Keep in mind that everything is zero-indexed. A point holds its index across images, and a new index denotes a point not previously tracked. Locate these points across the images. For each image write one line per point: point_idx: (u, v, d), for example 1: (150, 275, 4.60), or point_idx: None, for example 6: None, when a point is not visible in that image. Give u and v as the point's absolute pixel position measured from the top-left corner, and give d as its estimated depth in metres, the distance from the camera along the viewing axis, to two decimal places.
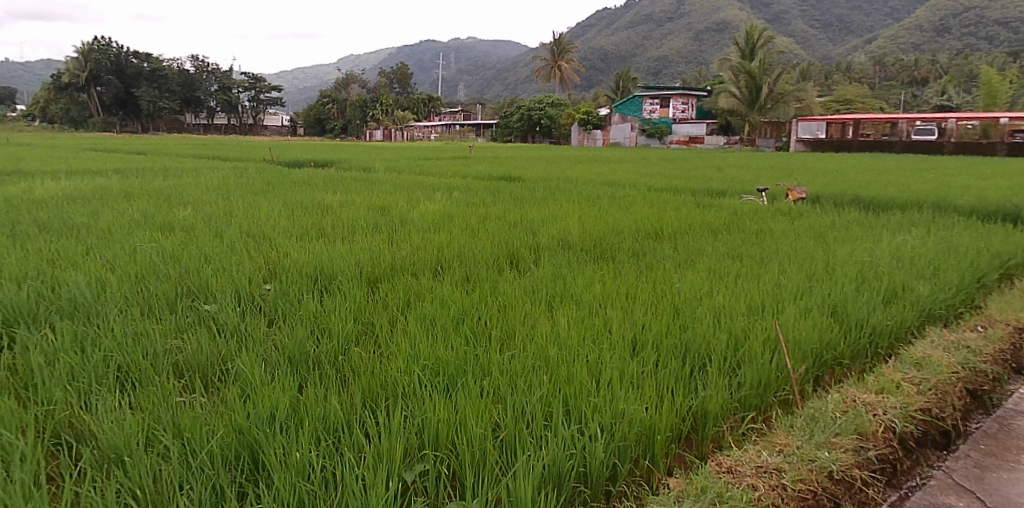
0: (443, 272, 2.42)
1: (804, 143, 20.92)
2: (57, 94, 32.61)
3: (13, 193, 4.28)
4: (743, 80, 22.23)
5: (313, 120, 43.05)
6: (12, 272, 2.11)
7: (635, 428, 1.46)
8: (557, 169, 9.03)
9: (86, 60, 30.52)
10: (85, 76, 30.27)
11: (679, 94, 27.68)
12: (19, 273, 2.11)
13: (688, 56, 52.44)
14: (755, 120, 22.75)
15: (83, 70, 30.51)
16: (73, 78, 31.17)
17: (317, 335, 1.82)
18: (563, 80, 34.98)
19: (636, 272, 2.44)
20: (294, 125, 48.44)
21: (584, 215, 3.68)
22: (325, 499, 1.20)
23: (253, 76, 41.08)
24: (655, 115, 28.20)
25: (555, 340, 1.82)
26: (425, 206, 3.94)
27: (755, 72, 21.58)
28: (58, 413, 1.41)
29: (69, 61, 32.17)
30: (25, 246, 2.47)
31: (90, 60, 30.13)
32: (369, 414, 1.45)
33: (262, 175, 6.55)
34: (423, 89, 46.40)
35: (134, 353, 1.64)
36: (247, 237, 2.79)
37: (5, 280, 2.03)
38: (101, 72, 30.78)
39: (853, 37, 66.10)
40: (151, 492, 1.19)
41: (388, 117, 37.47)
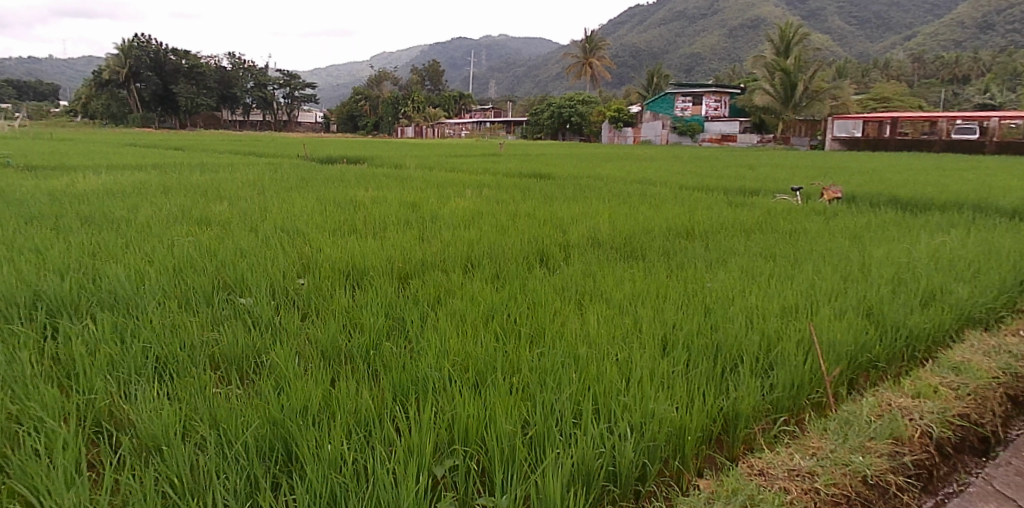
0: (474, 268, 2.42)
1: (839, 142, 20.55)
2: (98, 91, 33.47)
3: (54, 187, 4.36)
4: (778, 77, 21.98)
5: (345, 117, 43.56)
6: (55, 265, 2.16)
7: (665, 428, 1.45)
8: (589, 167, 8.97)
9: (126, 57, 31.30)
10: (125, 73, 31.05)
11: (712, 92, 27.51)
12: (61, 266, 2.17)
13: (720, 54, 52.03)
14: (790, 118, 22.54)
15: (123, 68, 31.29)
16: (113, 75, 32.02)
17: (349, 329, 1.84)
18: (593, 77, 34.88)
19: (666, 271, 2.42)
20: (327, 123, 49.02)
21: (615, 213, 3.66)
22: (357, 492, 1.21)
23: (287, 73, 41.63)
24: (688, 114, 28.41)
25: (585, 338, 1.80)
26: (455, 203, 3.94)
27: (789, 69, 21.27)
28: (98, 402, 1.44)
29: (111, 59, 33.11)
30: (67, 239, 2.53)
31: (130, 57, 30.84)
32: (400, 410, 1.47)
33: (294, 171, 6.61)
34: (454, 88, 46.63)
35: (172, 344, 1.68)
36: (281, 233, 2.82)
37: (49, 272, 2.09)
38: (141, 69, 31.57)
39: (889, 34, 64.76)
40: (188, 481, 1.22)
41: (418, 114, 37.66)
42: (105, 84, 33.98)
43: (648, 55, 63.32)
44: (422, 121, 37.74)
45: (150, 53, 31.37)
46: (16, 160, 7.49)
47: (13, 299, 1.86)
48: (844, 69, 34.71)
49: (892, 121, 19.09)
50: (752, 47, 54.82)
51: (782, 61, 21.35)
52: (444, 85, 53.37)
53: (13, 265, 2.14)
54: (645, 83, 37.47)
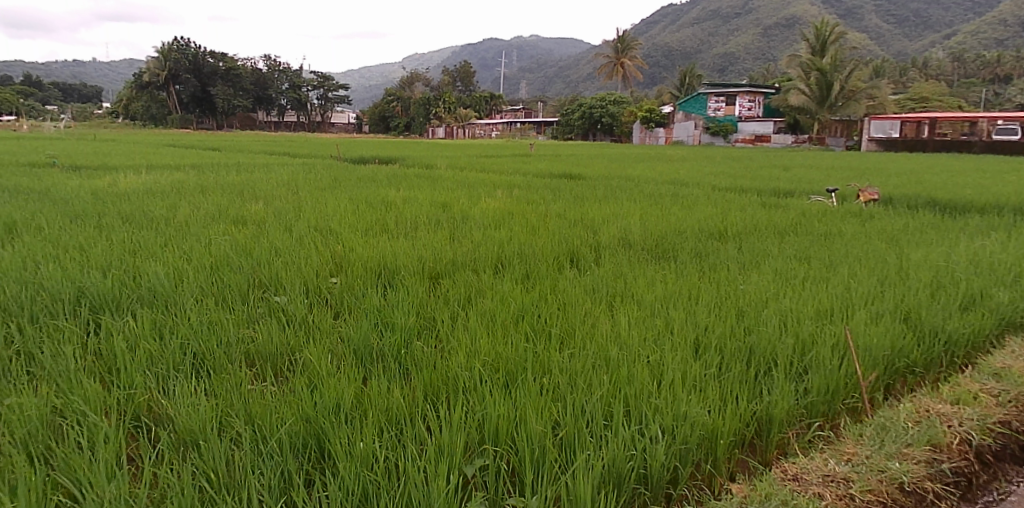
0: (504, 269, 2.43)
1: (876, 143, 20.18)
2: (140, 93, 34.68)
3: (97, 186, 4.51)
4: (813, 77, 21.67)
5: (377, 118, 44.03)
6: (97, 262, 2.22)
7: (696, 432, 1.43)
8: (621, 167, 8.94)
9: (166, 59, 32.41)
10: (166, 74, 32.17)
11: (745, 92, 27.18)
12: (104, 262, 2.23)
13: (751, 54, 51.63)
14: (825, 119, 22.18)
15: (163, 70, 32.42)
16: (154, 77, 33.15)
17: (380, 328, 1.85)
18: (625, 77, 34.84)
19: (698, 273, 2.40)
20: (359, 125, 49.78)
21: (645, 214, 3.64)
22: (388, 489, 1.22)
23: (322, 75, 42.42)
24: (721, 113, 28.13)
25: (616, 340, 1.79)
26: (486, 203, 3.96)
27: (825, 69, 20.96)
28: (138, 396, 1.48)
29: (151, 61, 34.06)
30: (109, 236, 2.60)
31: (170, 59, 31.93)
32: (431, 409, 1.47)
33: (328, 171, 6.72)
34: (484, 89, 47.00)
35: (209, 341, 1.71)
36: (315, 232, 2.86)
37: (92, 269, 2.15)
38: (180, 71, 32.72)
39: (928, 33, 63.38)
40: (224, 475, 1.24)
41: (450, 115, 38.10)
42: (146, 86, 34.98)
43: (678, 55, 62.80)
44: (453, 121, 37.96)
45: (189, 56, 32.53)
46: (64, 159, 7.75)
47: (58, 294, 1.91)
48: (880, 68, 34.09)
49: (930, 122, 18.71)
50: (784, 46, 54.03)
51: (818, 61, 21.06)
52: (475, 85, 53.63)
53: (59, 262, 2.20)
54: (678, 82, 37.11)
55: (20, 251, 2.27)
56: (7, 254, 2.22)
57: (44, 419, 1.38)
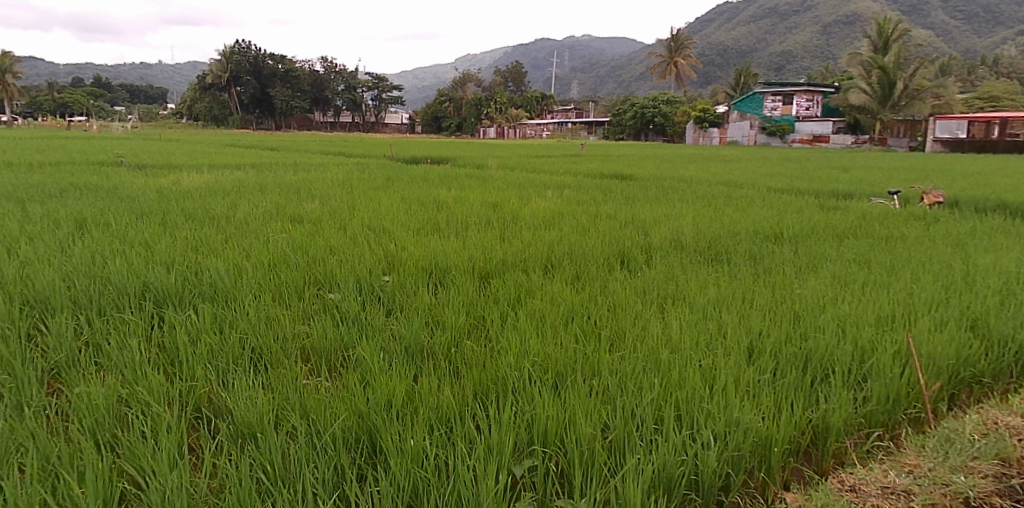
0: (554, 269, 2.42)
1: (942, 143, 19.39)
2: (204, 94, 36.29)
3: (162, 185, 4.67)
4: (875, 76, 20.98)
5: (429, 118, 44.58)
6: (161, 258, 2.30)
7: (750, 438, 1.40)
8: (674, 168, 8.81)
9: (228, 62, 33.86)
10: (228, 76, 33.60)
11: (803, 90, 26.42)
12: (167, 258, 2.31)
13: (806, 52, 50.45)
14: (887, 118, 21.41)
15: (226, 72, 33.87)
16: (217, 79, 34.66)
17: (431, 326, 1.87)
18: (679, 76, 34.44)
19: (752, 276, 2.35)
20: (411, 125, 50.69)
21: (699, 215, 3.59)
22: (438, 487, 1.23)
23: (376, 76, 43.35)
24: (777, 113, 27.32)
25: (667, 343, 1.77)
26: (536, 203, 3.97)
27: (888, 67, 20.28)
28: (198, 389, 1.52)
29: (213, 63, 35.43)
30: (173, 233, 2.70)
31: (232, 61, 33.31)
32: (480, 408, 1.48)
33: (381, 171, 6.79)
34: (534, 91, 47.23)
35: (266, 336, 1.75)
36: (368, 231, 2.90)
37: (157, 264, 2.23)
38: (241, 73, 34.21)
39: (998, 29, 60.70)
40: (280, 468, 1.27)
41: (501, 116, 38.47)
42: (208, 87, 36.43)
43: (729, 54, 61.87)
44: (503, 121, 38.11)
45: (250, 58, 33.97)
46: (133, 158, 8.10)
47: (124, 289, 1.99)
48: (945, 66, 32.79)
49: (1001, 121, 17.91)
50: (839, 44, 52.45)
51: (881, 59, 20.39)
52: (524, 85, 53.74)
53: (125, 258, 2.29)
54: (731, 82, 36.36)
55: (89, 247, 2.37)
56: (78, 249, 2.32)
57: (110, 409, 1.44)
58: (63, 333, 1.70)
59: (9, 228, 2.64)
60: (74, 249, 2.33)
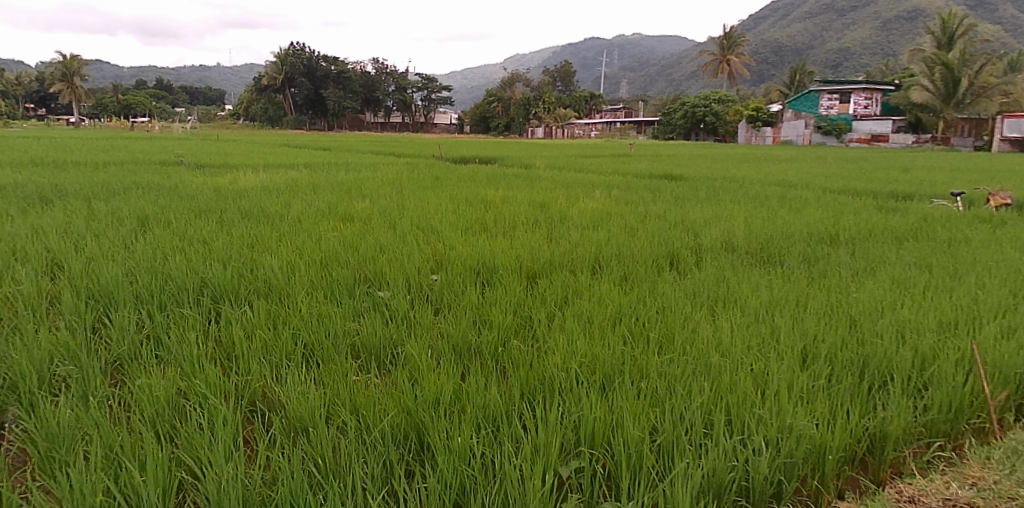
0: (602, 269, 2.41)
1: (1009, 142, 18.48)
2: (259, 96, 37.63)
3: (220, 184, 4.80)
4: (938, 73, 20.19)
5: (477, 117, 44.85)
6: (218, 255, 2.37)
7: (803, 445, 1.37)
8: (726, 167, 8.64)
9: (284, 64, 34.95)
10: (283, 78, 34.74)
11: (862, 88, 25.67)
12: (224, 255, 2.37)
13: (864, 50, 48.94)
14: (950, 117, 20.54)
15: (281, 74, 35.00)
16: (272, 81, 35.85)
17: (479, 325, 1.87)
18: (732, 74, 33.92)
19: (806, 279, 2.29)
20: (459, 126, 51.21)
21: (751, 216, 3.54)
22: (485, 486, 1.24)
23: (427, 77, 43.93)
24: (834, 111, 26.71)
25: (717, 346, 1.74)
26: (584, 203, 3.96)
27: (952, 63, 19.51)
28: (253, 383, 1.56)
29: (269, 65, 36.61)
30: (230, 231, 2.77)
31: (287, 64, 34.38)
32: (527, 407, 1.48)
33: (430, 171, 6.84)
34: (582, 90, 47.14)
35: (318, 332, 1.79)
36: (417, 230, 2.92)
37: (214, 261, 2.29)
38: (295, 75, 35.34)
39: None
40: (330, 462, 1.29)
41: (549, 115, 38.56)
42: (265, 89, 37.62)
43: (782, 51, 60.56)
44: (551, 121, 38.05)
45: (304, 60, 35.03)
46: (190, 158, 8.37)
47: (184, 284, 2.06)
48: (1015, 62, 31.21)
49: None
50: (898, 39, 50.57)
51: (944, 55, 19.64)
52: (572, 85, 53.61)
53: (184, 255, 2.36)
54: (785, 81, 35.57)
55: (151, 244, 2.45)
56: (140, 246, 2.41)
57: (169, 400, 1.49)
58: (126, 326, 1.77)
59: (77, 225, 2.75)
60: (137, 246, 2.42)
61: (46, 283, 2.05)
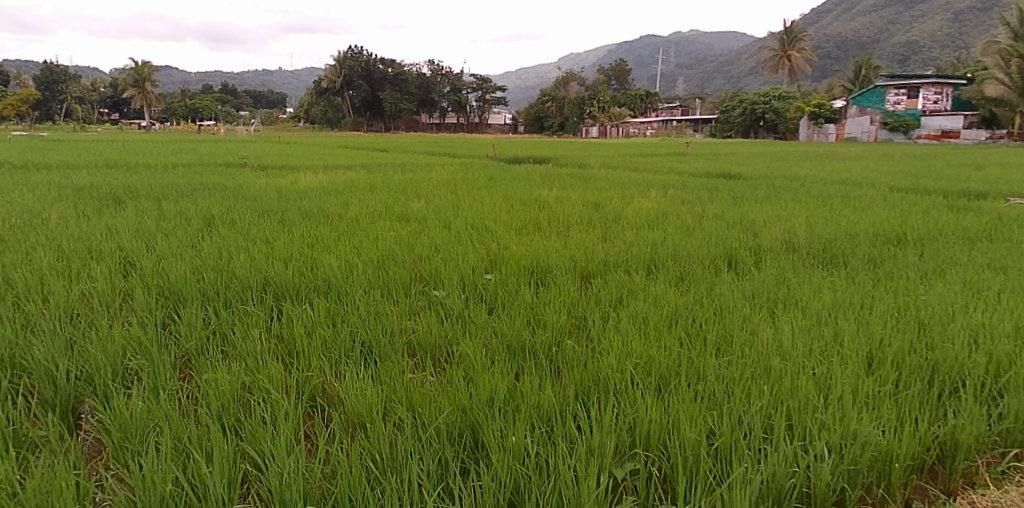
0: (657, 269, 2.38)
1: None
2: (320, 99, 38.94)
3: (282, 185, 4.94)
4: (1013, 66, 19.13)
5: (533, 117, 44.80)
6: (279, 254, 2.43)
7: (868, 452, 1.33)
8: (791, 166, 8.37)
9: (343, 67, 36.01)
10: (343, 81, 35.83)
11: (931, 83, 24.73)
12: (286, 254, 2.44)
13: (934, 42, 46.88)
14: None
15: (341, 77, 36.07)
16: (332, 84, 36.98)
17: (533, 325, 1.88)
18: (792, 70, 33.10)
19: (872, 281, 2.22)
20: (514, 126, 51.55)
21: (813, 215, 3.44)
22: (539, 485, 1.24)
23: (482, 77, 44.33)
24: (902, 108, 25.75)
25: (777, 348, 1.70)
26: (639, 203, 3.91)
27: None
28: (313, 378, 1.60)
29: (329, 69, 37.68)
30: (291, 231, 2.85)
31: (346, 67, 35.39)
32: (581, 407, 1.48)
33: (485, 170, 6.91)
34: (638, 90, 46.83)
35: (375, 329, 1.82)
36: (472, 230, 2.94)
37: (275, 259, 2.36)
38: (354, 78, 36.36)
39: None
40: (388, 458, 1.32)
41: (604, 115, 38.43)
42: (325, 91, 38.71)
43: (845, 45, 58.69)
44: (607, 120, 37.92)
45: (362, 64, 36.03)
46: (255, 159, 8.70)
47: (247, 283, 2.13)
48: None
49: None
50: (972, 31, 48.19)
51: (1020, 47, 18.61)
52: (626, 83, 53.05)
53: (248, 253, 2.43)
54: (850, 76, 34.42)
55: (217, 243, 2.54)
56: (207, 245, 2.50)
57: (235, 394, 1.54)
58: (194, 321, 1.85)
59: (148, 225, 2.87)
60: (204, 245, 2.51)
61: (120, 280, 2.14)
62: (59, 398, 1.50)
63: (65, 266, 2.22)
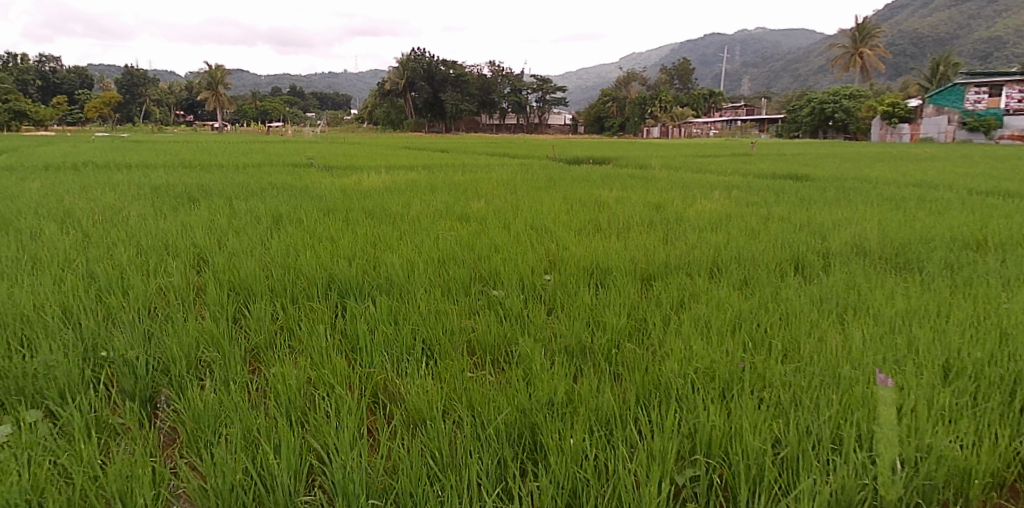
0: (720, 273, 2.34)
1: None
2: (383, 100, 39.89)
3: (347, 185, 5.07)
4: None
5: (592, 117, 44.39)
6: (343, 252, 2.49)
7: (944, 467, 1.27)
8: (868, 168, 8.07)
9: (406, 69, 36.77)
10: (405, 83, 36.60)
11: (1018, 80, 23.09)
12: (350, 252, 2.49)
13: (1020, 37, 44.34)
14: None
15: (404, 79, 36.86)
16: (396, 86, 37.80)
17: (592, 327, 1.87)
18: (864, 68, 32.03)
19: (949, 288, 2.12)
20: (573, 126, 51.51)
21: (886, 219, 3.31)
22: (599, 491, 1.23)
23: (542, 78, 44.48)
24: (982, 107, 23.38)
25: (847, 355, 1.65)
26: (702, 205, 3.85)
27: None
28: (376, 375, 1.63)
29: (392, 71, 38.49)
30: (355, 229, 2.91)
31: (409, 69, 36.16)
32: (641, 411, 1.46)
33: (544, 171, 6.94)
34: (701, 90, 46.13)
35: (436, 328, 1.85)
36: (531, 230, 2.95)
37: (340, 257, 2.41)
38: (416, 79, 37.07)
39: None
40: (447, 455, 1.33)
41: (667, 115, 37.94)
42: (388, 93, 39.59)
43: (918, 42, 56.30)
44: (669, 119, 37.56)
45: (424, 65, 36.75)
46: (321, 159, 8.98)
47: (314, 280, 2.19)
48: None
49: None
50: None
51: None
52: (688, 83, 52.37)
53: (314, 251, 2.50)
54: (928, 74, 32.92)
55: (285, 241, 2.62)
56: (275, 243, 2.57)
57: (301, 388, 1.58)
58: (263, 316, 1.91)
59: (220, 222, 2.98)
60: (272, 242, 2.58)
61: (193, 276, 2.23)
62: (137, 387, 1.56)
63: (143, 261, 2.33)
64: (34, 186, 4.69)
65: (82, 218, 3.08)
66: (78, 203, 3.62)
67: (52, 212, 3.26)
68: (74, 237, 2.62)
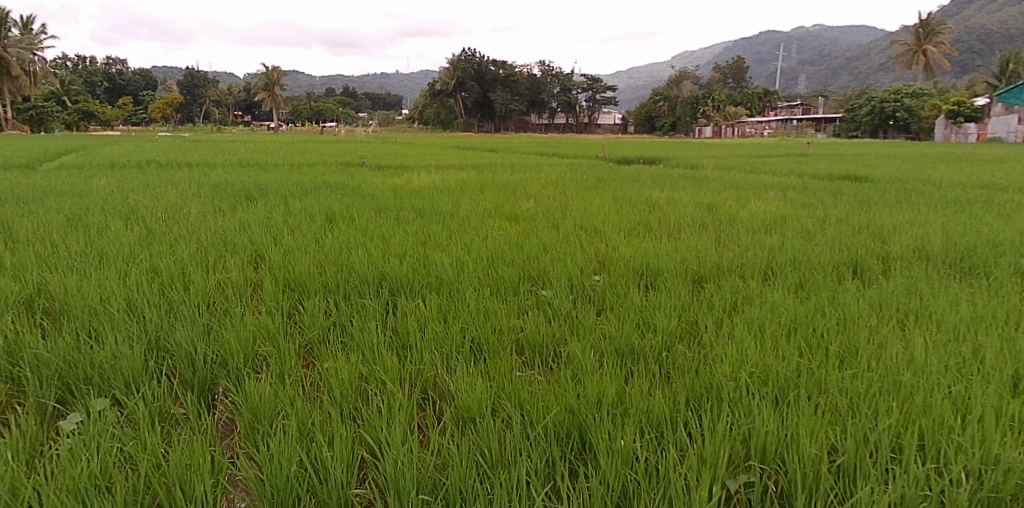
0: (775, 276, 2.30)
1: None
2: (434, 100, 40.42)
3: (397, 184, 5.12)
4: None
5: (641, 116, 43.96)
6: (395, 251, 2.52)
7: (1013, 480, 1.22)
8: (936, 169, 7.78)
9: (457, 70, 37.26)
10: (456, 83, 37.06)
11: None
12: (401, 250, 2.53)
13: None
14: None
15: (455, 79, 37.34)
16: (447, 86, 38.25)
17: (642, 328, 1.86)
18: (929, 66, 30.92)
19: (1019, 295, 2.03)
20: (622, 126, 51.18)
21: (950, 222, 3.20)
22: (650, 493, 1.22)
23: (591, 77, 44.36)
24: None
25: (909, 362, 1.60)
26: (757, 206, 3.77)
27: None
28: (426, 372, 1.65)
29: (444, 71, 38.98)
30: (406, 228, 2.95)
31: (460, 69, 36.62)
32: (692, 415, 1.44)
33: (595, 171, 6.91)
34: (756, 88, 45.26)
35: (485, 327, 1.86)
36: (580, 231, 2.94)
37: (392, 256, 2.45)
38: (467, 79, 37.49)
39: None
40: (496, 453, 1.34)
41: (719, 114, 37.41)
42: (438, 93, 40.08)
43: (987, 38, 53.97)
44: (722, 118, 37.07)
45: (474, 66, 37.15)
46: (372, 159, 9.11)
47: (366, 277, 2.23)
48: None
49: None
50: None
51: None
52: (740, 81, 51.47)
53: (366, 249, 2.54)
54: (999, 70, 31.44)
55: (337, 239, 2.67)
56: (328, 241, 2.63)
57: (354, 383, 1.60)
58: (316, 312, 1.96)
59: (277, 220, 3.06)
60: (325, 240, 2.64)
61: (250, 273, 2.30)
62: (197, 380, 1.61)
63: (203, 257, 2.41)
64: (100, 183, 4.89)
65: (146, 215, 3.19)
66: (143, 200, 3.76)
67: (118, 209, 3.39)
68: (139, 234, 2.72)
